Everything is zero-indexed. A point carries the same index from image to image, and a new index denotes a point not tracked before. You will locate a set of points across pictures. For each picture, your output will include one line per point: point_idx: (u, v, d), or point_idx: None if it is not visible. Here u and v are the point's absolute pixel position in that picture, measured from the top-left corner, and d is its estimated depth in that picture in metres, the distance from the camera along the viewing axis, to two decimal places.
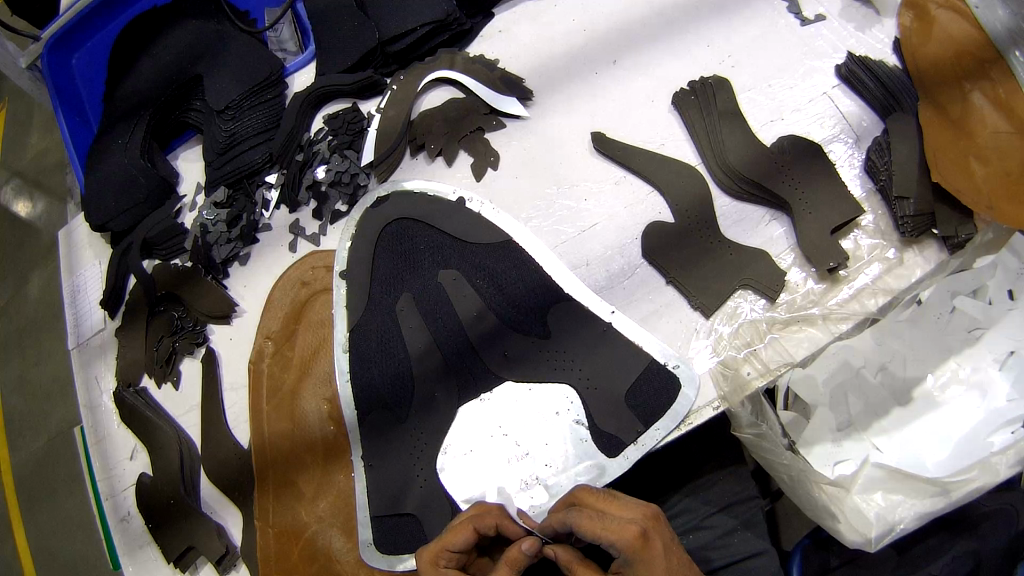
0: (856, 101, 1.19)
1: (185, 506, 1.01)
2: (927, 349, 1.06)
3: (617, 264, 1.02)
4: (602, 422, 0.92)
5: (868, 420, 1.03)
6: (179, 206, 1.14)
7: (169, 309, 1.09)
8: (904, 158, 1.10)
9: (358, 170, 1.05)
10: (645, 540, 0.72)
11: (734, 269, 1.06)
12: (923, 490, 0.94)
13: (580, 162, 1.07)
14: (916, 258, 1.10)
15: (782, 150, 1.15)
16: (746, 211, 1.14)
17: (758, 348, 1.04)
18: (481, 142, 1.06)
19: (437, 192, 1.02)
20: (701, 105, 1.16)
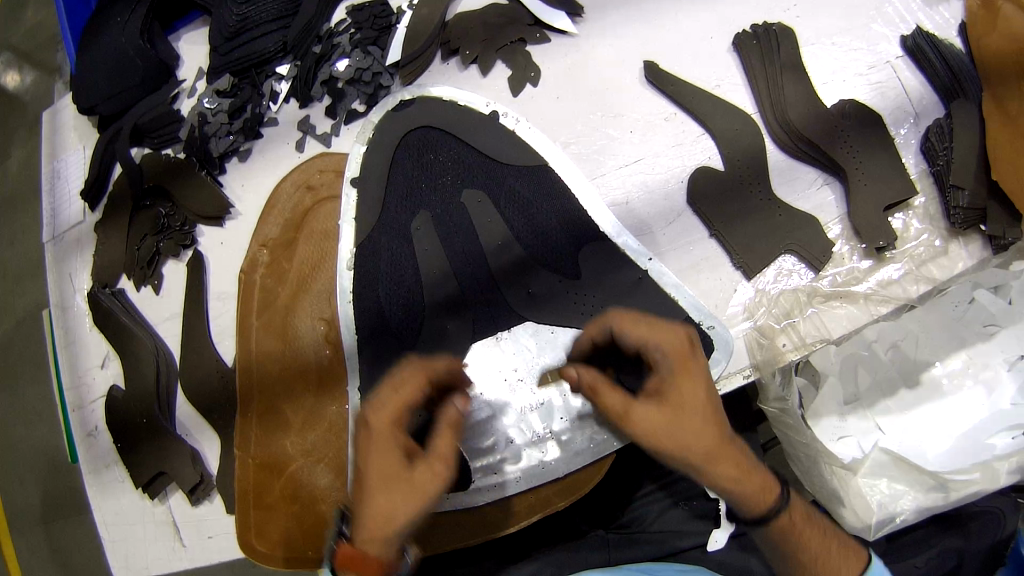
0: (919, 79, 1.06)
1: (158, 426, 0.95)
2: (943, 336, 1.00)
3: (658, 207, 0.93)
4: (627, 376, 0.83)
5: (874, 398, 0.99)
6: (177, 91, 1.01)
7: (155, 204, 1.00)
8: (966, 143, 1.00)
9: (381, 69, 0.94)
10: (691, 352, 0.67)
11: (782, 231, 0.96)
12: (921, 484, 0.90)
13: (628, 91, 0.96)
14: (960, 251, 1.01)
15: (843, 114, 1.03)
16: (799, 172, 1.04)
17: (797, 321, 0.95)
18: (522, 54, 0.94)
19: (468, 102, 0.90)
20: (764, 51, 1.04)
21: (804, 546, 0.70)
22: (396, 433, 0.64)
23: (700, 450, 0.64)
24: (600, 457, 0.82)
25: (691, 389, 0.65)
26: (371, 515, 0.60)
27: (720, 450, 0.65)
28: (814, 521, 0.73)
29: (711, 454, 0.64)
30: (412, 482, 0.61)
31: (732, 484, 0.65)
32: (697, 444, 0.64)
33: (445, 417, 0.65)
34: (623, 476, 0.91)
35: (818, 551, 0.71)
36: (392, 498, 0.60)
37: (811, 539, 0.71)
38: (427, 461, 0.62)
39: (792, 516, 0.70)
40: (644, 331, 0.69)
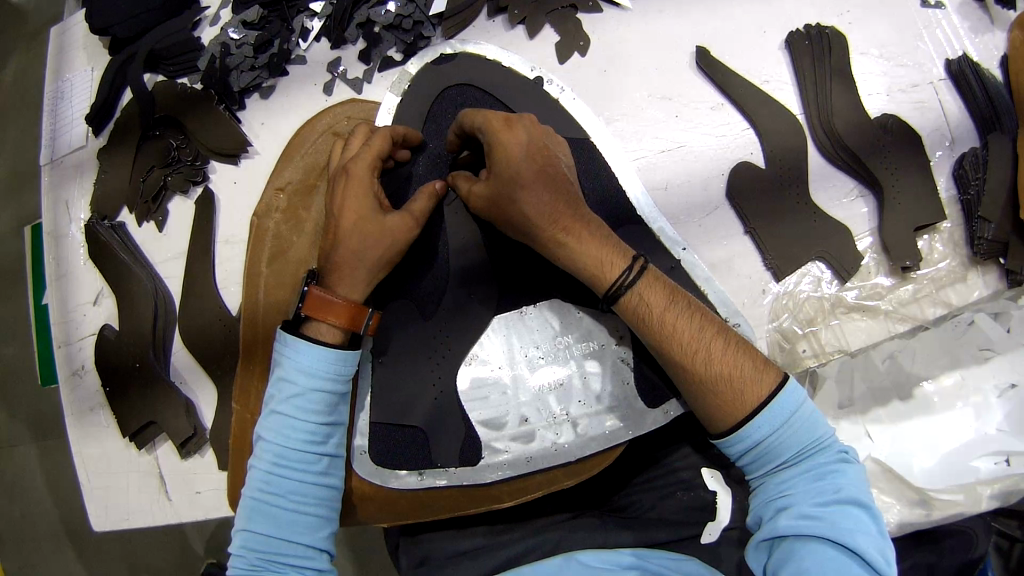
0: (957, 106, 1.02)
1: (151, 371, 0.91)
2: (939, 354, 0.97)
3: (696, 197, 0.91)
4: (650, 366, 0.81)
5: (868, 405, 0.97)
6: (199, 18, 0.95)
7: (167, 135, 0.94)
8: (1000, 175, 0.98)
9: (423, 19, 0.88)
10: (508, 126, 0.71)
11: (814, 237, 0.93)
12: (906, 497, 0.91)
13: (675, 74, 0.92)
14: (978, 280, 1.02)
15: (884, 129, 0.98)
16: (835, 180, 0.99)
17: (820, 329, 0.95)
18: (572, 21, 0.90)
19: (512, 65, 0.86)
20: (815, 53, 0.97)
21: (678, 337, 0.70)
22: (366, 187, 0.74)
23: (528, 203, 0.70)
24: (613, 445, 0.80)
25: (509, 139, 0.70)
26: (343, 260, 0.73)
27: (554, 209, 0.71)
28: (699, 325, 0.71)
29: (543, 210, 0.71)
30: (378, 224, 0.73)
31: (564, 240, 0.71)
32: (544, 218, 0.71)
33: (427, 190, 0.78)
34: (633, 463, 0.92)
35: (708, 349, 0.70)
36: (360, 240, 0.73)
37: (689, 341, 0.70)
38: (400, 215, 0.75)
39: (646, 295, 0.71)
40: (493, 120, 0.71)
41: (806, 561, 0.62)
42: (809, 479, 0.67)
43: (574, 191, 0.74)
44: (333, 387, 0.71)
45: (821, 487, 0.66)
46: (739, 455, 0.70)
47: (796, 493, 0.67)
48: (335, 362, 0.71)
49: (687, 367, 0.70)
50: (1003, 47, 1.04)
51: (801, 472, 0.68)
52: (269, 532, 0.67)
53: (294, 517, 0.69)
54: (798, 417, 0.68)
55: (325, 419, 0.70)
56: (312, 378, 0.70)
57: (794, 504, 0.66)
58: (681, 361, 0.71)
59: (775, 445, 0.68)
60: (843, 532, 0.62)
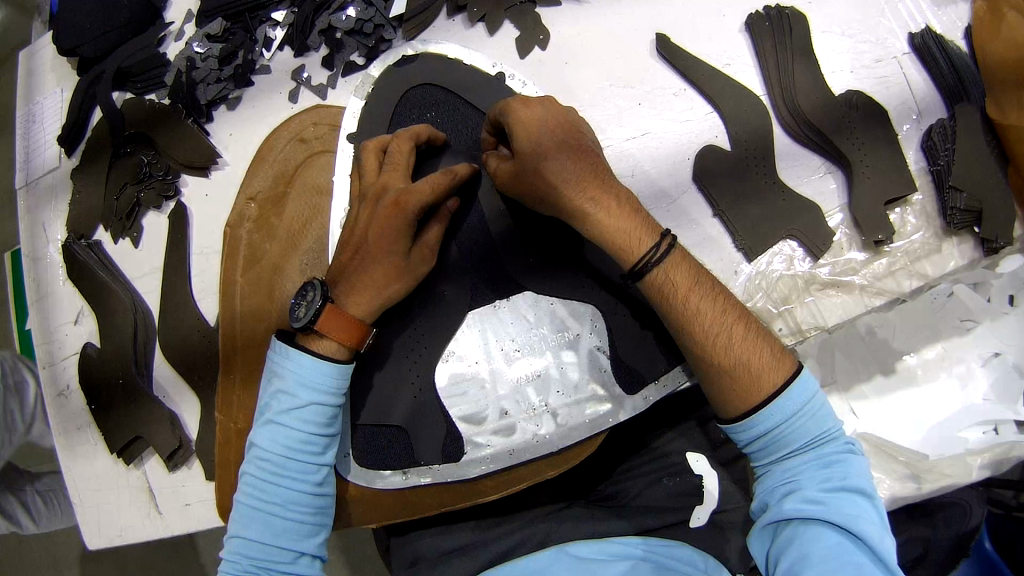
0: (924, 79, 1.03)
1: (135, 386, 0.92)
2: (920, 326, 1.01)
3: (663, 182, 0.92)
4: (626, 353, 0.82)
5: (850, 381, 1.01)
6: (163, 33, 0.96)
7: (137, 152, 0.95)
8: (969, 146, 0.98)
9: (384, 21, 0.90)
10: (525, 106, 0.72)
11: (782, 216, 0.94)
12: (894, 472, 0.96)
13: (638, 63, 0.93)
14: (952, 250, 1.00)
15: (849, 105, 0.99)
16: (802, 159, 0.99)
17: (795, 307, 0.96)
18: (532, 15, 0.91)
19: (473, 63, 0.87)
20: (776, 33, 0.98)
21: (699, 317, 0.71)
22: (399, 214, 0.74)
23: (553, 179, 0.70)
24: (595, 432, 0.81)
25: (525, 114, 0.71)
26: (361, 281, 0.74)
27: (582, 184, 0.71)
28: (721, 308, 0.72)
29: (567, 183, 0.70)
30: (402, 257, 0.75)
31: (591, 211, 0.70)
32: (569, 193, 0.70)
33: (442, 217, 0.79)
34: (618, 450, 0.93)
35: (729, 333, 0.71)
36: (377, 265, 0.74)
37: (712, 322, 0.70)
38: (419, 248, 0.77)
39: (671, 272, 0.71)
40: (510, 101, 0.72)
41: (809, 544, 0.63)
42: (817, 465, 0.69)
43: (602, 163, 0.73)
44: (336, 400, 0.73)
45: (828, 474, 0.68)
46: (748, 440, 0.72)
47: (803, 478, 0.68)
48: (336, 377, 0.72)
49: (706, 347, 0.71)
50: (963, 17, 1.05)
51: (810, 460, 0.69)
52: (264, 541, 0.67)
53: (291, 526, 0.69)
54: (810, 407, 0.70)
55: (326, 430, 0.72)
56: (315, 391, 0.71)
57: (800, 489, 0.68)
58: (700, 340, 0.71)
59: (786, 433, 0.69)
60: (848, 517, 0.64)
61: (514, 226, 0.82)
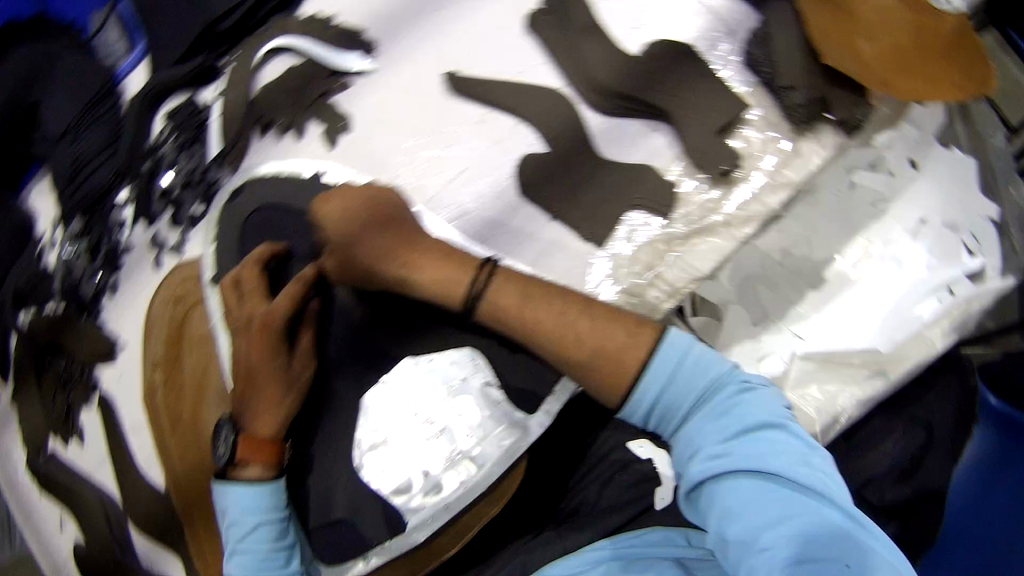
0: (726, 1, 0.99)
1: (122, 565, 1.00)
2: (835, 228, 1.02)
3: (489, 210, 0.89)
4: (512, 378, 0.87)
5: (783, 309, 0.99)
6: (41, 247, 1.05)
7: (54, 360, 1.04)
8: (786, 43, 0.97)
9: (207, 165, 0.98)
10: (326, 199, 0.84)
11: (617, 192, 0.90)
12: (862, 375, 0.97)
13: (433, 106, 0.93)
14: (811, 146, 0.99)
15: (653, 58, 0.94)
16: (622, 128, 0.93)
17: (662, 271, 0.90)
18: (329, 106, 0.95)
19: (292, 169, 0.94)
20: (558, 20, 0.95)
21: (542, 324, 0.75)
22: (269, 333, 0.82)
23: (370, 258, 0.81)
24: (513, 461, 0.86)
25: (327, 210, 0.82)
26: (262, 402, 0.82)
27: (395, 251, 0.80)
28: (561, 308, 0.75)
29: (380, 254, 0.80)
30: (286, 369, 0.83)
31: (407, 273, 0.79)
32: (389, 262, 0.80)
33: (311, 319, 0.87)
34: None
35: (575, 325, 0.74)
36: (265, 386, 0.82)
37: (554, 325, 0.75)
38: (300, 354, 0.85)
39: (497, 295, 0.76)
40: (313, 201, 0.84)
41: (719, 501, 0.66)
42: (712, 419, 0.71)
43: (413, 226, 0.83)
44: (278, 514, 0.79)
45: (723, 424, 0.70)
46: (643, 418, 0.75)
47: (702, 437, 0.70)
48: (267, 496, 0.78)
49: (558, 348, 0.75)
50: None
51: (704, 416, 0.72)
52: None
53: None
54: (686, 367, 0.73)
55: (280, 543, 0.78)
56: (252, 514, 0.77)
57: (701, 448, 0.70)
58: (549, 343, 0.75)
59: (671, 399, 0.72)
60: (749, 460, 0.66)
61: (371, 304, 0.88)
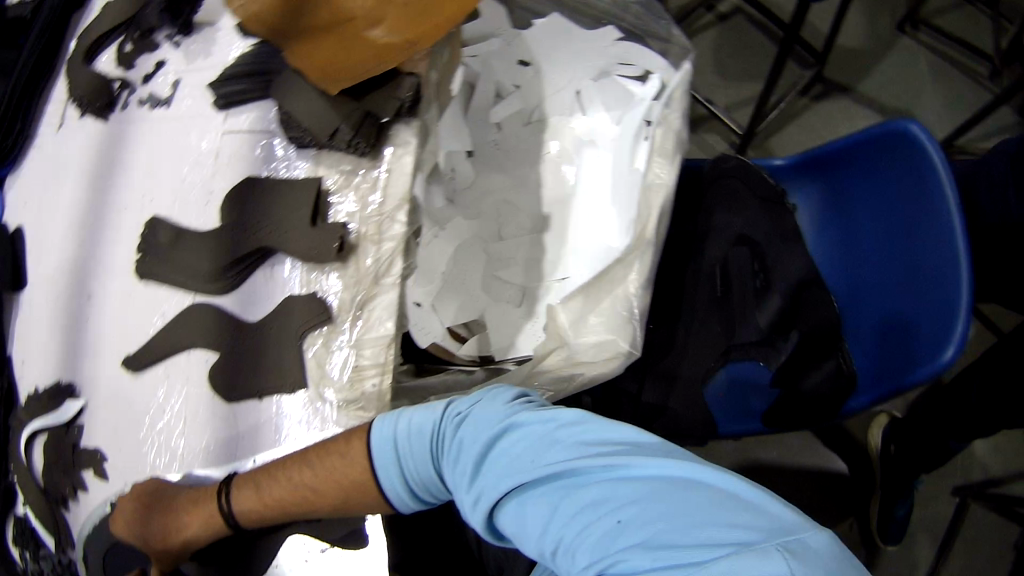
0: (251, 109, 1.04)
1: None
2: (521, 172, 1.14)
3: (223, 427, 1.00)
4: (338, 529, 0.97)
5: (537, 272, 1.12)
6: None
7: None
8: (306, 103, 0.98)
9: (57, 555, 1.09)
10: (114, 518, 0.98)
11: (284, 335, 0.98)
12: (638, 249, 1.04)
13: (137, 389, 1.04)
14: (397, 154, 0.98)
15: (230, 216, 1.01)
16: (253, 285, 1.01)
17: (359, 358, 0.95)
18: (86, 452, 1.04)
19: (101, 512, 1.04)
20: (153, 252, 1.03)
21: (285, 500, 0.91)
22: None
23: (160, 540, 0.96)
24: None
25: (118, 527, 0.98)
26: None
27: (170, 524, 0.95)
28: (290, 479, 0.91)
29: (162, 534, 0.95)
30: None
31: (186, 531, 0.95)
32: (172, 535, 0.95)
33: None
34: None
35: (303, 482, 0.90)
36: None
37: (291, 495, 0.91)
38: None
39: (244, 504, 0.93)
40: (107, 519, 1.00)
41: (505, 528, 0.78)
42: (458, 468, 0.82)
43: (171, 493, 0.97)
44: None
45: (464, 468, 0.81)
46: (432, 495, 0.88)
47: (462, 487, 0.81)
48: None
49: (308, 504, 0.92)
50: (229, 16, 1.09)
51: (453, 469, 0.83)
52: None
53: None
54: (412, 446, 0.86)
55: None
56: None
57: (467, 496, 0.81)
58: (301, 505, 0.92)
59: (427, 472, 0.86)
60: (493, 485, 0.78)
61: (213, 560, 1.01)
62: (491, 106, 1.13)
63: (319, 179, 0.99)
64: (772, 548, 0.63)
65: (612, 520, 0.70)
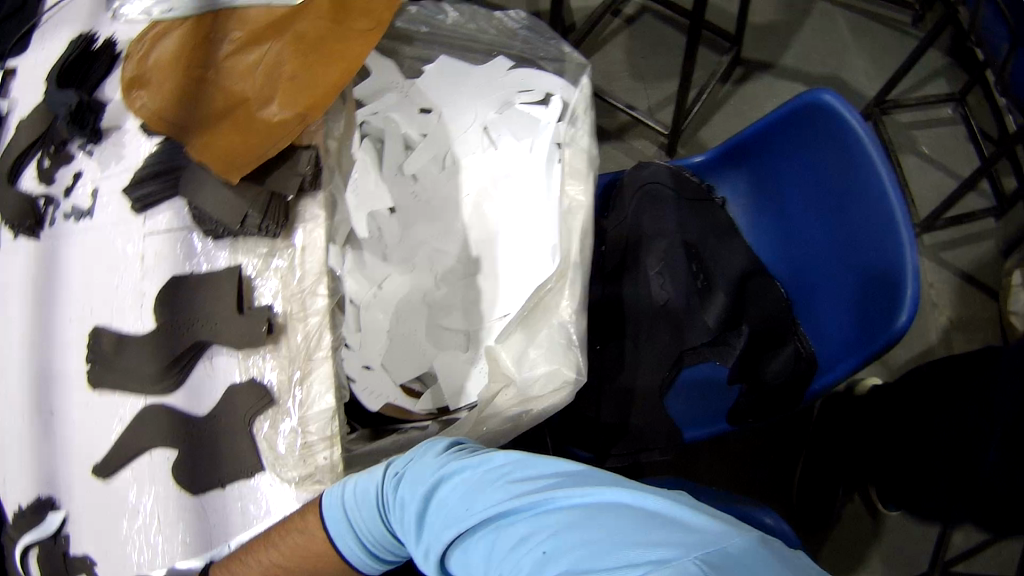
0: (166, 208, 1.07)
1: None
2: (444, 217, 1.11)
3: (196, 518, 1.02)
4: None
5: (477, 315, 1.09)
6: None
7: None
8: (213, 196, 1.00)
9: None
10: None
11: (232, 424, 1.00)
12: (565, 276, 1.02)
13: (114, 493, 1.05)
14: (309, 229, 1.00)
15: (163, 317, 1.03)
16: (197, 379, 1.03)
17: (307, 433, 0.97)
18: (77, 560, 1.07)
19: None
20: (100, 362, 1.05)
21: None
22: None
23: None
24: None
25: None
26: None
27: None
28: (261, 558, 0.91)
29: None
30: None
31: None
32: None
33: None
34: None
35: (273, 560, 0.90)
36: None
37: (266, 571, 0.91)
38: None
39: None
40: None
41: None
42: (398, 521, 0.79)
43: None
44: None
45: (402, 520, 0.78)
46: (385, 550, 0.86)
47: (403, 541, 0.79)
48: None
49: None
50: (134, 118, 1.10)
51: (394, 522, 0.80)
52: None
53: None
54: (357, 504, 0.84)
55: None
56: None
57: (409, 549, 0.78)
58: None
59: (373, 529, 0.83)
60: (429, 535, 0.75)
61: None
62: (403, 159, 1.12)
63: (239, 266, 1.01)
64: (688, 562, 0.61)
65: (539, 551, 0.66)
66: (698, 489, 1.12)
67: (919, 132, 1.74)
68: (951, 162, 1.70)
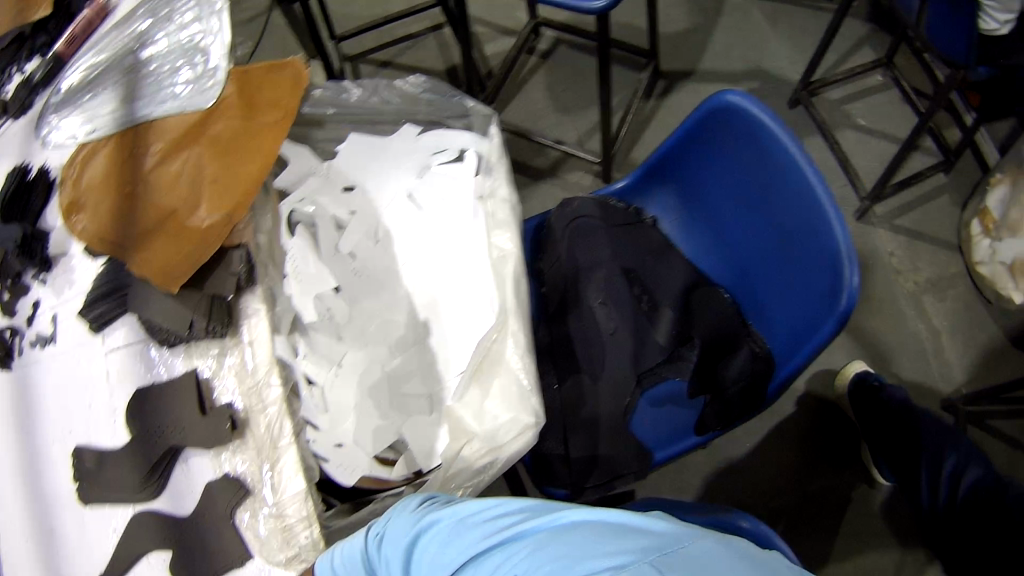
0: (124, 325, 1.10)
1: None
2: (385, 287, 1.11)
3: None
4: None
5: (434, 375, 1.08)
6: None
7: None
8: (158, 308, 1.03)
9: None
10: None
11: (215, 522, 0.98)
12: (507, 323, 1.06)
13: None
14: (253, 323, 1.04)
15: (134, 427, 1.03)
16: (176, 483, 1.01)
17: (288, 519, 0.98)
18: None
19: None
20: (83, 477, 1.02)
21: None
22: None
23: None
24: None
25: None
26: None
27: None
28: None
29: None
30: None
31: None
32: None
33: None
34: None
35: None
36: None
37: None
38: None
39: None
40: None
41: None
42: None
43: None
44: None
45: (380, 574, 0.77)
46: None
47: None
48: None
49: None
50: (77, 243, 1.13)
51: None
52: None
53: None
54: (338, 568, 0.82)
55: None
56: None
57: None
58: None
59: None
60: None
61: None
62: (337, 239, 1.12)
63: (196, 369, 1.05)
64: (644, 563, 0.63)
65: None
66: (681, 509, 1.12)
67: (852, 104, 1.98)
68: (890, 125, 1.94)
